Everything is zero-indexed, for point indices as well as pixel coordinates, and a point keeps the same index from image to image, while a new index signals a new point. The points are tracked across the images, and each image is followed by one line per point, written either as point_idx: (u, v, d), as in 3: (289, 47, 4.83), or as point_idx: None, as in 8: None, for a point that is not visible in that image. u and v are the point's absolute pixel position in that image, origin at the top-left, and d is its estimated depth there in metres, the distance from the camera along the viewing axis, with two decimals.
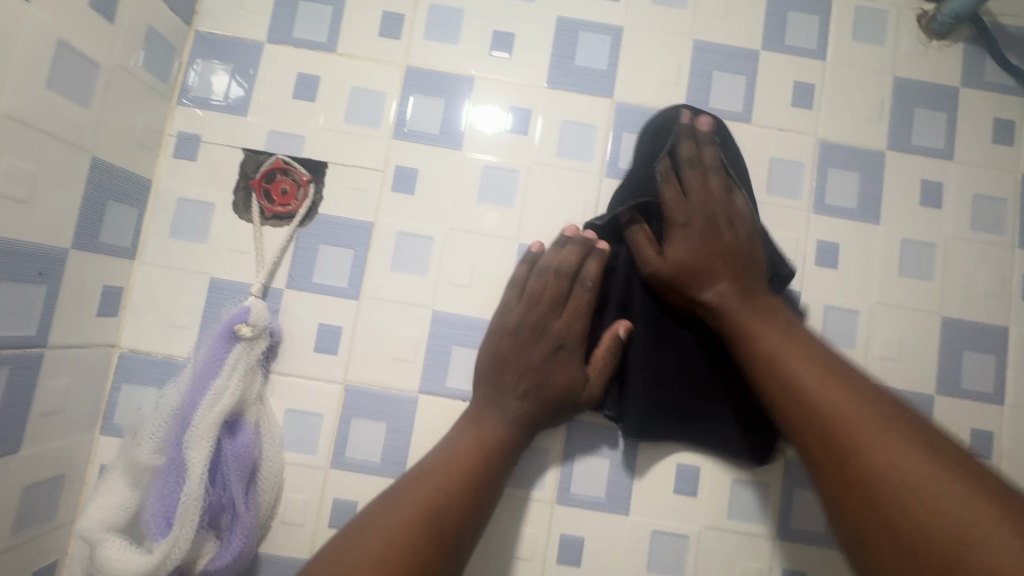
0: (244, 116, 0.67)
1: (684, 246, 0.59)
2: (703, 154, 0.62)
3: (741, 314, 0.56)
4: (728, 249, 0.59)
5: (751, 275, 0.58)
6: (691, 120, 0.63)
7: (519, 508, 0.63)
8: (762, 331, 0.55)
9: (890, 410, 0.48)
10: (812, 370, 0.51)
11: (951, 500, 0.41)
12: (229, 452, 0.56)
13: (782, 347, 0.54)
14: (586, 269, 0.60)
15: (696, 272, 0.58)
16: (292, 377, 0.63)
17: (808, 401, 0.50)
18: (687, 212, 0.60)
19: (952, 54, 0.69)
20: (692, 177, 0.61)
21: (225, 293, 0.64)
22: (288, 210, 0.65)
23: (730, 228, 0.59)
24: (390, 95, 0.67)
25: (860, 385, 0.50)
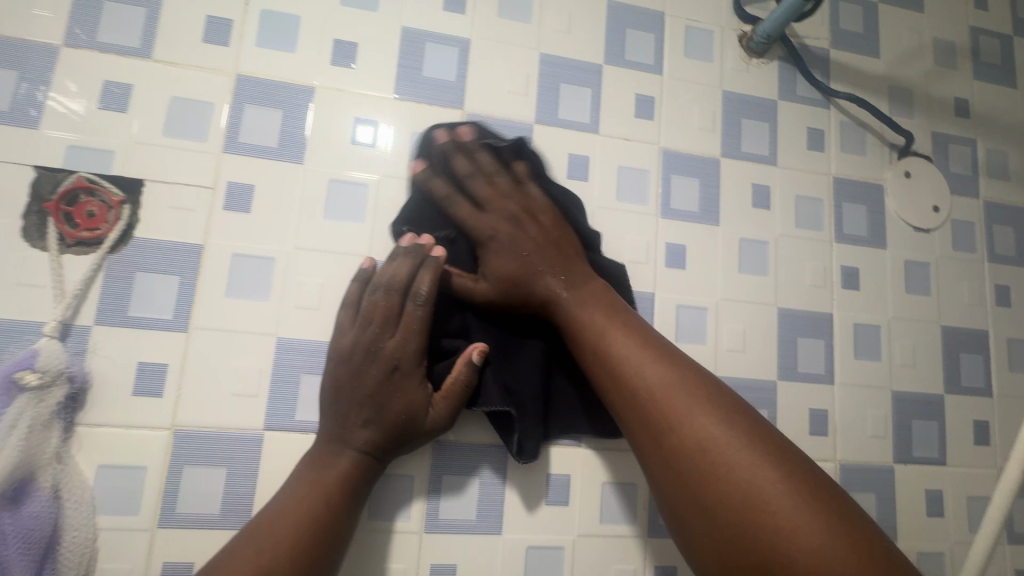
0: (36, 128, 0.57)
1: (507, 263, 0.58)
2: (477, 161, 0.60)
3: (571, 302, 0.57)
4: (541, 243, 0.59)
5: (576, 262, 0.60)
6: (449, 134, 0.61)
7: (384, 542, 0.59)
8: (594, 320, 0.56)
9: (697, 380, 0.51)
10: (635, 348, 0.53)
11: (749, 470, 0.45)
12: (9, 528, 0.47)
13: (609, 330, 0.55)
14: (419, 283, 0.57)
15: (524, 278, 0.58)
16: (106, 428, 0.54)
17: (636, 385, 0.51)
18: (487, 224, 0.59)
19: (769, 71, 0.77)
20: (481, 189, 0.59)
21: (12, 336, 0.54)
22: (96, 235, 0.57)
23: (535, 224, 0.59)
24: (219, 105, 0.61)
25: (674, 359, 0.53)
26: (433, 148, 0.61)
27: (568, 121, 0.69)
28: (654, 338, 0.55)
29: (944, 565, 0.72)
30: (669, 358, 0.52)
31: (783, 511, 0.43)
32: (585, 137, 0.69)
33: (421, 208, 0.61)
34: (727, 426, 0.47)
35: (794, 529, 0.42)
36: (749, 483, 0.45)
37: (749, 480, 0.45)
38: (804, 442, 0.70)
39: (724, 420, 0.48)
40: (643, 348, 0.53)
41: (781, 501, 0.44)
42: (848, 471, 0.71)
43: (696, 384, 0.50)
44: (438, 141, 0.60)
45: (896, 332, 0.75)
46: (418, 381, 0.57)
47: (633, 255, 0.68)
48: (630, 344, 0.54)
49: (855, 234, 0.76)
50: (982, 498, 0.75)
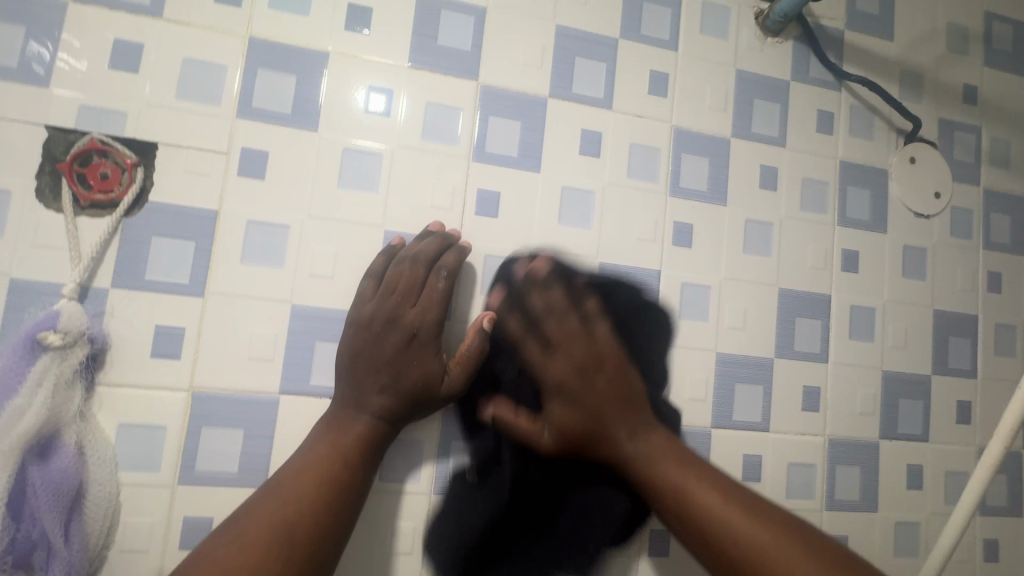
0: (46, 86, 0.56)
1: (564, 412, 0.55)
2: (551, 296, 0.58)
3: (662, 470, 0.54)
4: (609, 397, 0.56)
5: (641, 413, 0.56)
6: (526, 267, 0.61)
7: (394, 501, 0.61)
8: (672, 473, 0.53)
9: (764, 510, 0.52)
10: (707, 487, 0.52)
11: None
12: (37, 481, 0.48)
13: (696, 492, 0.52)
14: (444, 260, 0.60)
15: (595, 430, 0.55)
16: (126, 388, 0.56)
17: (729, 539, 0.50)
18: (554, 367, 0.56)
19: (783, 50, 0.77)
20: (548, 327, 0.57)
21: (30, 296, 0.54)
22: (111, 198, 0.57)
23: (602, 373, 0.56)
24: (231, 69, 0.60)
25: (740, 492, 0.53)
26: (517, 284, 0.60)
27: (582, 96, 0.69)
28: (719, 476, 0.54)
29: (919, 533, 0.76)
30: (740, 501, 0.52)
31: None
32: (598, 114, 0.70)
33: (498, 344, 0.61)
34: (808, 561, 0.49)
35: None
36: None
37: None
38: (796, 416, 0.73)
39: (805, 554, 0.49)
40: (723, 497, 0.52)
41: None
42: (836, 445, 0.74)
43: (772, 523, 0.51)
44: (518, 276, 0.60)
45: (890, 314, 0.78)
46: (434, 352, 0.58)
47: (641, 233, 0.70)
48: (708, 492, 0.52)
49: (858, 218, 0.78)
50: (959, 473, 0.79)
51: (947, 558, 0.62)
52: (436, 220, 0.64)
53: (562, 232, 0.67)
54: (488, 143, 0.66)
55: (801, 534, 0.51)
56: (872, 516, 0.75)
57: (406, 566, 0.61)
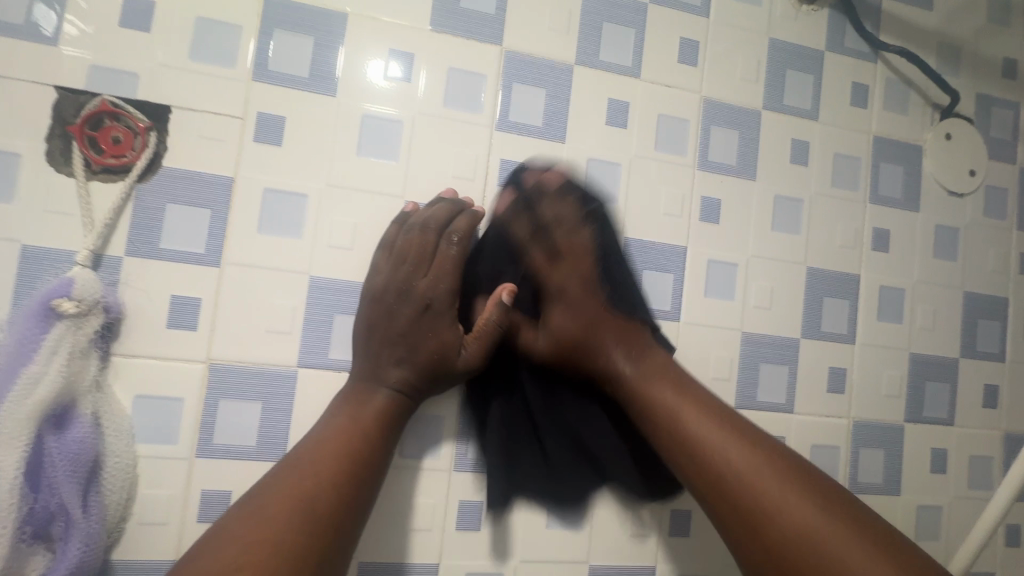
0: (54, 45, 0.54)
1: (568, 321, 0.62)
2: (563, 211, 0.62)
3: (638, 382, 0.59)
4: (606, 311, 0.62)
5: (638, 335, 0.61)
6: (540, 175, 0.62)
7: (414, 477, 0.60)
8: (666, 395, 0.57)
9: (770, 452, 0.54)
10: (711, 424, 0.55)
11: (834, 543, 0.48)
12: (55, 451, 0.47)
13: (679, 406, 0.56)
14: (455, 226, 0.58)
15: (584, 343, 0.61)
16: (142, 360, 0.54)
17: (718, 465, 0.53)
18: (560, 278, 0.62)
19: (819, 19, 0.73)
20: (557, 239, 0.62)
21: (43, 264, 0.53)
22: (123, 162, 0.55)
23: (604, 289, 0.62)
24: (246, 30, 0.58)
25: (744, 431, 0.55)
26: (523, 187, 0.62)
27: (609, 64, 0.66)
28: (727, 412, 0.56)
29: (941, 517, 0.75)
30: (737, 431, 0.55)
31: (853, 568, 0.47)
32: (626, 83, 0.67)
33: (500, 246, 0.62)
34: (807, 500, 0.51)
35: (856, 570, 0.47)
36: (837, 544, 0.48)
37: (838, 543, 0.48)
38: (821, 398, 0.72)
39: (803, 492, 0.51)
40: (717, 425, 0.55)
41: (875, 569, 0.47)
42: (861, 428, 0.73)
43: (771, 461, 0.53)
44: (526, 183, 0.62)
45: (919, 295, 0.76)
46: (450, 321, 0.57)
47: (667, 207, 0.67)
48: (703, 420, 0.55)
49: (891, 196, 0.75)
50: (983, 457, 0.78)
51: (978, 542, 0.61)
52: (456, 190, 0.62)
53: None
54: (512, 112, 0.63)
55: (792, 460, 0.54)
56: (895, 499, 0.74)
57: (426, 543, 0.60)
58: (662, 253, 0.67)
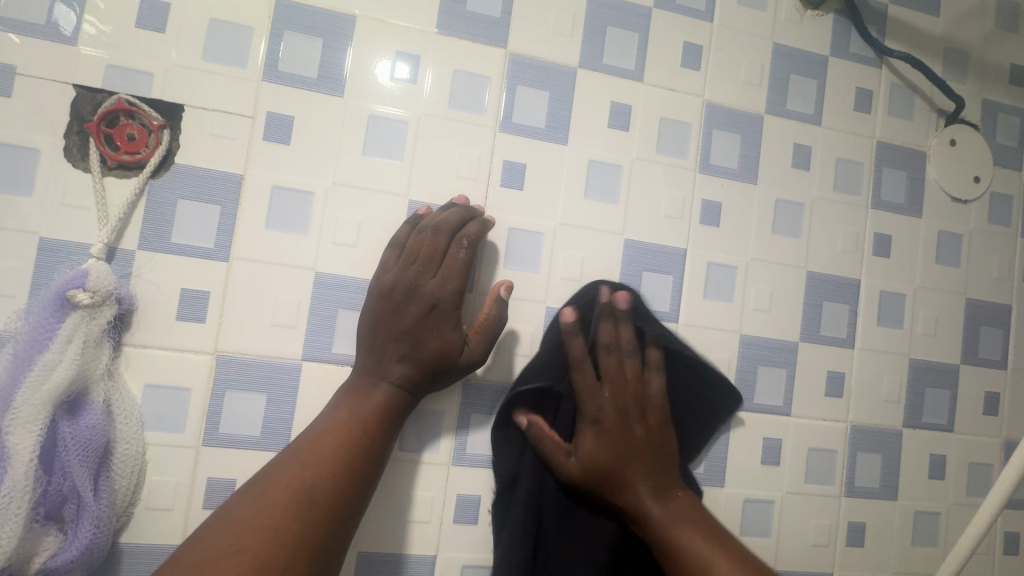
0: (73, 45, 0.56)
1: (598, 452, 0.58)
2: (622, 333, 0.61)
3: (664, 523, 0.57)
4: (645, 448, 0.59)
5: (667, 472, 0.59)
6: (610, 295, 0.63)
7: (413, 471, 0.62)
8: (694, 546, 0.56)
9: (739, 556, 0.56)
10: (695, 537, 0.56)
11: None
12: (68, 436, 0.49)
13: (712, 559, 0.55)
14: (466, 230, 0.58)
15: (613, 474, 0.58)
16: (153, 350, 0.56)
17: None
18: (601, 404, 0.59)
19: (824, 24, 0.74)
20: (610, 363, 0.61)
21: (60, 255, 0.55)
22: (138, 159, 0.56)
23: (641, 422, 0.60)
24: (258, 31, 0.59)
25: (723, 540, 0.57)
26: (594, 307, 0.63)
27: (613, 67, 0.67)
28: (708, 521, 0.58)
29: (938, 523, 0.76)
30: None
31: None
32: (629, 86, 0.68)
33: (549, 358, 0.61)
34: None
35: None
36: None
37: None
38: (819, 402, 0.72)
39: None
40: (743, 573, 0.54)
41: None
42: (858, 432, 0.73)
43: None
44: (600, 299, 0.62)
45: (920, 301, 0.76)
46: (453, 323, 0.58)
47: (668, 210, 0.68)
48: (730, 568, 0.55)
49: (893, 202, 0.75)
50: (983, 464, 0.78)
51: (970, 548, 0.61)
52: (460, 191, 0.63)
53: (588, 206, 0.66)
54: (516, 114, 0.65)
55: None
56: (892, 504, 0.74)
57: (424, 534, 0.62)
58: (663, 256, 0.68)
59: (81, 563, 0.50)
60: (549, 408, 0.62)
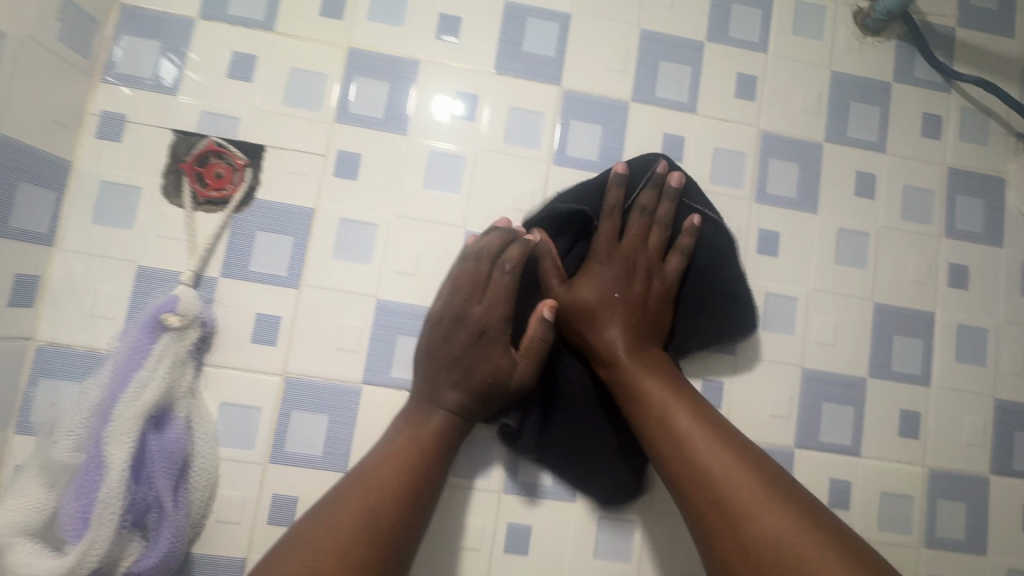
0: (174, 94, 0.63)
1: (593, 294, 0.61)
2: (658, 206, 0.64)
3: (631, 366, 0.59)
4: (637, 301, 0.62)
5: (648, 330, 0.62)
6: (666, 171, 0.64)
7: (464, 497, 0.62)
8: (652, 386, 0.57)
9: (710, 422, 0.56)
10: (659, 383, 0.58)
11: (753, 502, 0.50)
12: (155, 449, 0.53)
13: (672, 406, 0.56)
14: (507, 254, 0.59)
15: (596, 316, 0.61)
16: (228, 370, 0.60)
17: (714, 477, 0.52)
18: (613, 254, 0.63)
19: (885, 51, 0.72)
20: (634, 224, 0.64)
21: (154, 282, 0.60)
22: (223, 195, 0.62)
23: (641, 281, 0.62)
24: (332, 77, 0.65)
25: (696, 405, 0.57)
26: (647, 172, 0.64)
27: (665, 99, 0.68)
28: (681, 381, 0.59)
29: None
30: (736, 446, 0.54)
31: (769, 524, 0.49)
32: (682, 118, 0.68)
33: (590, 194, 0.64)
34: (735, 463, 0.53)
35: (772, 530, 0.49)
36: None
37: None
38: (891, 442, 0.67)
39: (730, 454, 0.53)
40: (710, 433, 0.54)
41: (790, 528, 0.49)
42: (937, 477, 0.68)
43: (766, 475, 0.52)
44: (656, 170, 0.63)
45: (1005, 336, 0.70)
46: (503, 347, 0.59)
47: None
48: (687, 418, 0.55)
49: (969, 230, 0.71)
50: None
51: None
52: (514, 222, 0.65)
53: None
54: (569, 148, 0.66)
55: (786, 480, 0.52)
56: (979, 559, 0.67)
57: (474, 563, 0.62)
58: None
59: (159, 569, 0.54)
60: (566, 243, 0.64)
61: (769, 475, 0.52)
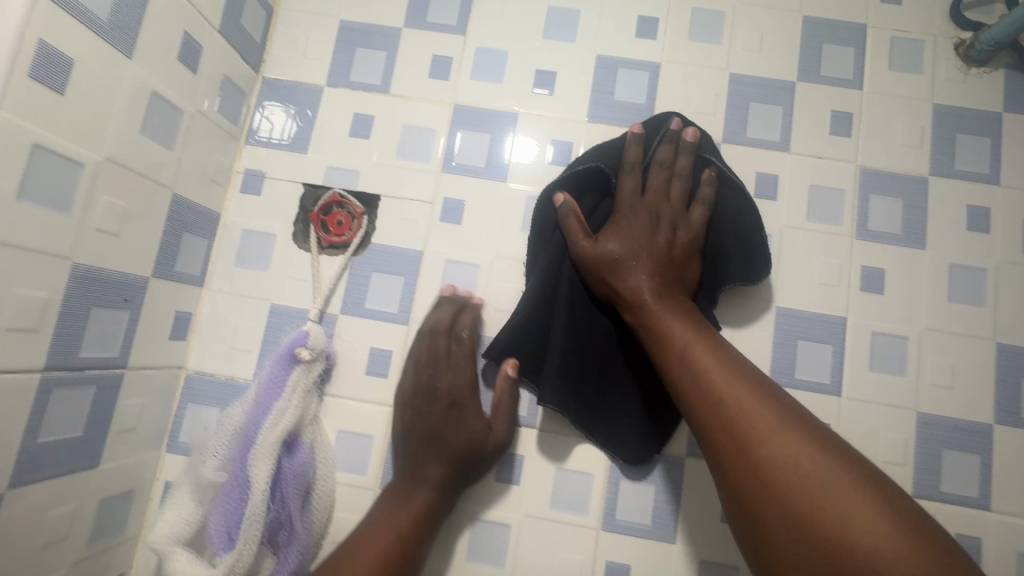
0: (304, 152, 0.71)
1: (622, 248, 0.59)
2: (677, 160, 0.62)
3: (655, 310, 0.57)
4: (662, 251, 0.59)
5: (674, 277, 0.59)
6: (680, 127, 0.62)
7: (563, 533, 0.63)
8: (673, 325, 0.56)
9: (730, 359, 0.53)
10: (680, 319, 0.56)
11: (767, 429, 0.48)
12: (287, 471, 0.58)
13: (694, 344, 0.54)
14: (461, 325, 0.63)
15: (622, 268, 0.59)
16: (345, 400, 0.66)
17: (729, 405, 0.50)
18: (635, 207, 0.60)
19: (993, 80, 0.70)
20: (655, 178, 0.61)
21: (284, 318, 0.67)
22: (344, 240, 0.69)
23: (670, 233, 0.60)
24: (439, 131, 0.71)
25: (717, 343, 0.55)
26: (661, 130, 0.62)
27: (757, 139, 0.69)
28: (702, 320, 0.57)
29: None
30: (748, 378, 0.52)
31: (778, 449, 0.47)
32: (775, 157, 0.69)
33: (603, 151, 0.63)
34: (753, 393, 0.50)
35: (781, 454, 0.47)
36: (840, 507, 0.43)
37: (839, 500, 0.44)
38: None
39: (746, 385, 0.51)
40: (719, 357, 0.53)
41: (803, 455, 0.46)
42: None
43: (780, 408, 0.50)
44: (668, 126, 0.61)
45: None
46: (475, 412, 0.61)
47: (823, 277, 0.66)
48: (705, 351, 0.53)
49: None
50: None
51: None
52: None
53: None
54: None
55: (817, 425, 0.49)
56: None
57: None
58: (818, 324, 0.65)
59: None
60: (588, 203, 0.64)
61: (782, 405, 0.50)
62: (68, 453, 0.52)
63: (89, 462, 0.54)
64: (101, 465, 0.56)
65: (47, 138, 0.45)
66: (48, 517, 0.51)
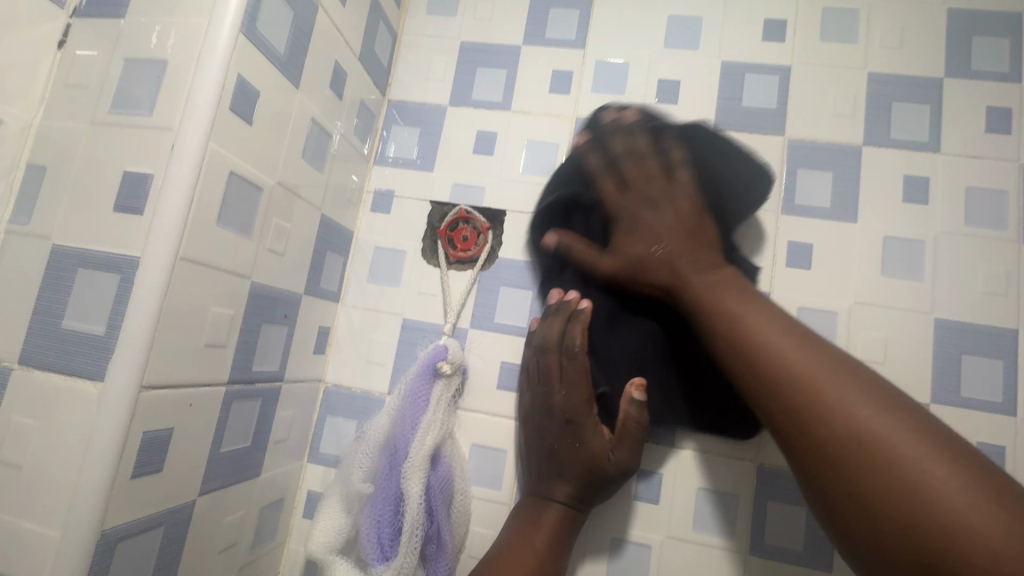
0: (430, 171, 0.73)
1: (641, 240, 0.56)
2: (636, 143, 0.58)
3: (705, 291, 0.52)
4: (676, 229, 0.55)
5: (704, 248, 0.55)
6: (616, 115, 0.60)
7: (708, 555, 0.61)
8: (731, 307, 0.50)
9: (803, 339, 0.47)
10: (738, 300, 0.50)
11: (844, 405, 0.42)
12: (433, 485, 0.59)
13: (761, 328, 0.48)
14: (571, 337, 0.58)
15: (655, 259, 0.55)
16: (477, 414, 0.66)
17: (799, 383, 0.44)
18: (631, 203, 0.57)
19: None
20: (628, 168, 0.58)
21: (416, 333, 0.69)
22: (470, 255, 0.69)
23: (668, 208, 0.56)
24: (562, 145, 0.71)
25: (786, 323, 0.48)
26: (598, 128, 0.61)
27: (903, 141, 0.65)
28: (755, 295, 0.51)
29: None
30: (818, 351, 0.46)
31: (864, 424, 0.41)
32: (923, 158, 0.65)
33: (569, 176, 0.61)
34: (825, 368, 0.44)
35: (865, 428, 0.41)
36: (937, 485, 0.37)
37: (936, 483, 0.37)
38: None
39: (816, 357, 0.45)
40: (782, 332, 0.47)
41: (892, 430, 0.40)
42: None
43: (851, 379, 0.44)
44: (604, 120, 0.60)
45: None
46: (593, 427, 0.57)
47: (988, 286, 0.61)
48: (765, 325, 0.48)
49: None
50: None
51: None
52: None
53: (886, 283, 0.63)
54: (799, 196, 0.66)
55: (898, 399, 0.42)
56: None
57: None
58: (985, 337, 0.60)
59: None
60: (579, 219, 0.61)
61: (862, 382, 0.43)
62: (239, 463, 0.55)
63: (253, 471, 0.57)
64: (261, 475, 0.59)
65: (239, 167, 0.48)
66: (224, 524, 0.53)
